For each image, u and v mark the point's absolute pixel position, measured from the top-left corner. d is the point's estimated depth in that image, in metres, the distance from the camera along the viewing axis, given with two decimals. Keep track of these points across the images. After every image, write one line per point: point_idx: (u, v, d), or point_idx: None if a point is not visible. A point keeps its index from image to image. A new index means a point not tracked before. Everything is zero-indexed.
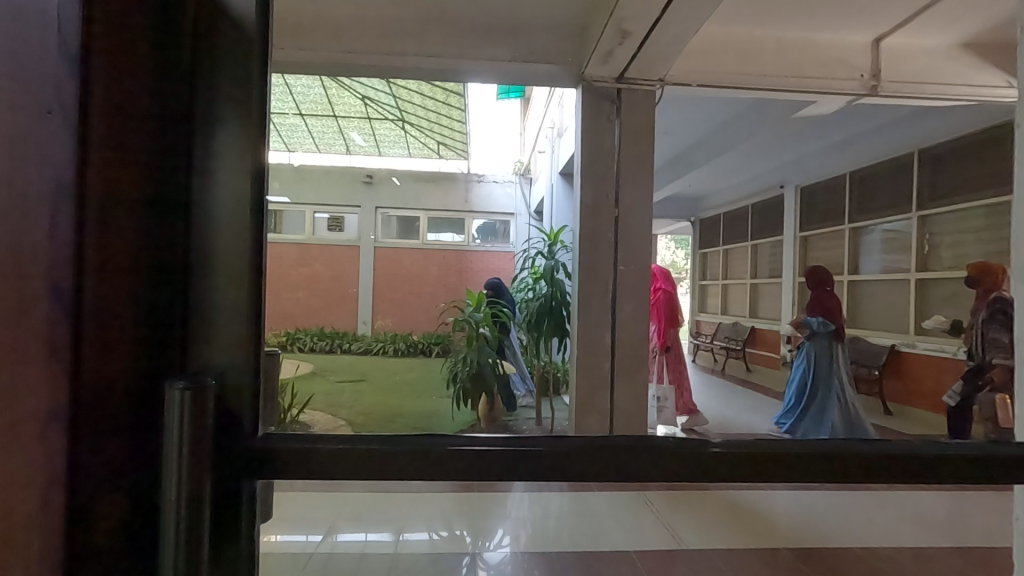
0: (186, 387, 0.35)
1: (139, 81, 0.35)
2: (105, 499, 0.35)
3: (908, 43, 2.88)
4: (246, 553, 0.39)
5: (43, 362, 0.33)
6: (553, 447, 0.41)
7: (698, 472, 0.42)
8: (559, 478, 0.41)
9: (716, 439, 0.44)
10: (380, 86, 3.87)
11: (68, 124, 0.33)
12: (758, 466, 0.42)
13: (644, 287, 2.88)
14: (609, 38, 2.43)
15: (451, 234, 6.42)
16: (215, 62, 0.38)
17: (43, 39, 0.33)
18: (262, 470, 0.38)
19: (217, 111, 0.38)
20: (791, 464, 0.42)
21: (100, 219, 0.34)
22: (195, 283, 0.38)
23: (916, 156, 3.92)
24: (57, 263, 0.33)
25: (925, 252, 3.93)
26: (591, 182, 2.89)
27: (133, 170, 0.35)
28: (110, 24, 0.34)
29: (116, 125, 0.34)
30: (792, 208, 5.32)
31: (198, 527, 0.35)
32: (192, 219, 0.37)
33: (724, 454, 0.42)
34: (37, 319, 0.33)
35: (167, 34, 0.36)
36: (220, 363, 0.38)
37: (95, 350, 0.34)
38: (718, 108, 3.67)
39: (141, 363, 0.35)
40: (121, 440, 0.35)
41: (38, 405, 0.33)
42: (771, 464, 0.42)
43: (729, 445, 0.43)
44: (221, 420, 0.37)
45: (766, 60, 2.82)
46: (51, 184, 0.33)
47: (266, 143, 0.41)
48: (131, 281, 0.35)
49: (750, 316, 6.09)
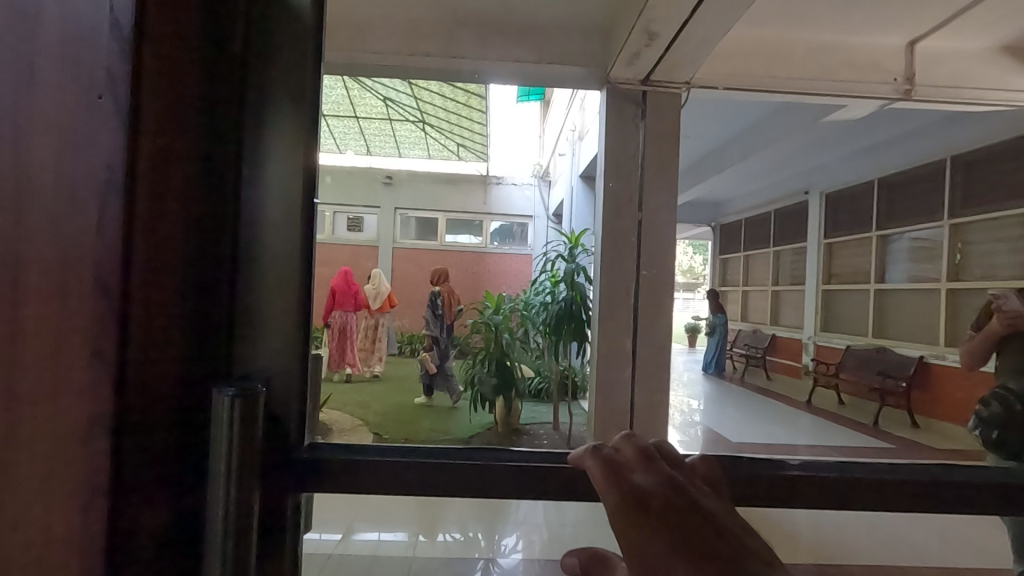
0: (236, 395, 0.35)
1: (195, 83, 0.35)
2: (145, 509, 0.34)
3: (944, 46, 2.81)
4: (288, 562, 0.40)
5: (87, 363, 0.32)
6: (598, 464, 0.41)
7: (767, 492, 0.43)
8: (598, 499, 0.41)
9: (792, 461, 0.45)
10: (402, 88, 3.90)
11: (120, 111, 0.32)
12: (834, 487, 0.43)
13: (665, 293, 2.84)
14: (636, 39, 2.40)
15: (469, 236, 6.61)
16: (270, 66, 0.38)
17: (96, 23, 0.32)
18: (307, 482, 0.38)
19: (272, 114, 0.38)
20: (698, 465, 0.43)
21: (146, 220, 0.32)
22: (244, 289, 0.38)
23: (949, 162, 3.81)
24: (107, 259, 0.32)
25: (957, 261, 3.81)
26: (614, 186, 2.86)
27: (181, 177, 0.34)
28: (165, 17, 0.33)
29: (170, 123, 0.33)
30: (818, 216, 5.22)
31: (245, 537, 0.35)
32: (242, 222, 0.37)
33: (796, 475, 0.43)
34: (81, 313, 0.32)
35: (221, 37, 0.36)
36: (268, 369, 0.38)
37: (140, 353, 0.33)
38: (745, 112, 3.62)
39: (190, 369, 0.35)
40: (170, 445, 0.34)
41: (82, 408, 0.32)
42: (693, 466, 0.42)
43: (806, 468, 0.44)
44: (268, 427, 0.37)
45: (797, 61, 2.76)
46: (101, 175, 0.32)
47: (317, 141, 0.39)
48: (176, 286, 0.34)
49: (771, 324, 6.00)
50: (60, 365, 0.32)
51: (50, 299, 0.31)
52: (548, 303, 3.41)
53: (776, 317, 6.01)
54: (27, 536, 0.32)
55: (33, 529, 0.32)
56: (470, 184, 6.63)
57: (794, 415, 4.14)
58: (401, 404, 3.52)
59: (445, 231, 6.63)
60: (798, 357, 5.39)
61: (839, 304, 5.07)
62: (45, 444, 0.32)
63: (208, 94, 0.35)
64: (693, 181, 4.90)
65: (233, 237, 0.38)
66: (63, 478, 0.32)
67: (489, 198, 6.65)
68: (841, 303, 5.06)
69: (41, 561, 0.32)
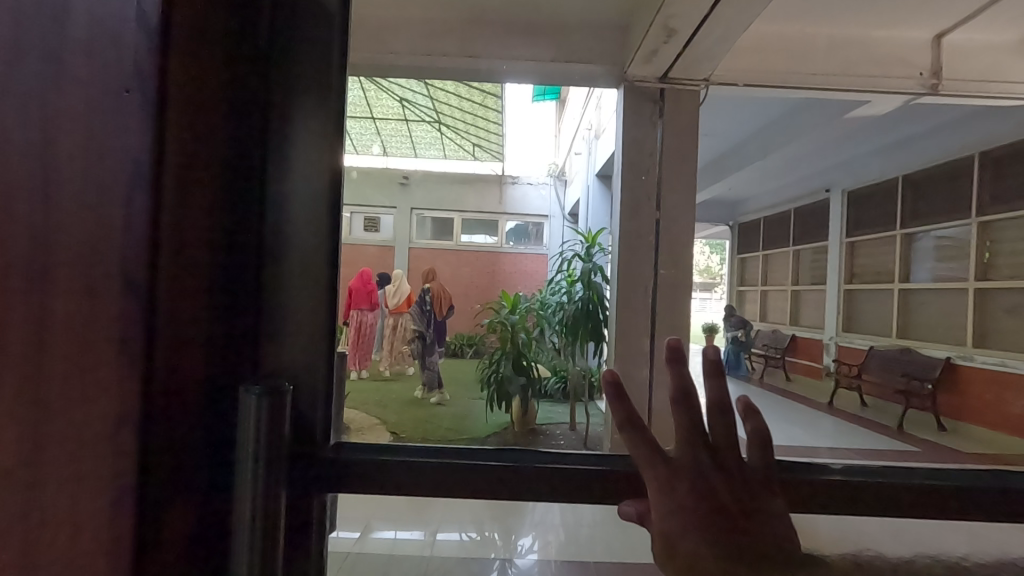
0: (263, 394, 0.35)
1: (220, 78, 0.35)
2: (175, 501, 0.34)
3: (972, 39, 2.73)
4: (315, 563, 0.41)
5: (113, 358, 0.32)
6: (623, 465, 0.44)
7: (813, 499, 0.43)
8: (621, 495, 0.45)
9: (837, 466, 0.45)
10: (418, 88, 3.92)
11: (146, 108, 0.32)
12: (886, 495, 0.43)
13: (683, 292, 2.81)
14: (654, 36, 2.37)
15: (484, 236, 6.64)
16: (293, 63, 0.38)
17: (122, 21, 0.32)
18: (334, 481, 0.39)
19: (298, 110, 0.38)
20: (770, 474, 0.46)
21: (174, 219, 0.33)
22: (268, 285, 0.38)
23: (977, 158, 3.71)
24: (135, 255, 0.33)
25: (985, 260, 3.71)
26: (631, 185, 2.84)
27: (206, 175, 0.34)
28: (189, 17, 0.33)
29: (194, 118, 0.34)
30: (840, 214, 5.13)
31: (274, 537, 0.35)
32: (268, 220, 0.37)
33: (843, 481, 0.43)
34: (110, 309, 0.32)
35: (244, 31, 0.36)
36: (294, 366, 0.39)
37: (168, 350, 0.33)
38: (765, 108, 3.57)
39: (216, 368, 0.35)
40: (196, 440, 0.35)
41: (109, 402, 0.32)
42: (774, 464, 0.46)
43: (852, 474, 0.44)
44: (295, 427, 0.38)
45: (819, 56, 2.71)
46: (128, 172, 0.32)
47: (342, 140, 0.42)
48: (202, 284, 0.35)
49: (791, 324, 5.92)
50: (87, 360, 0.32)
51: (79, 295, 0.31)
52: (565, 303, 3.39)
53: (796, 317, 5.92)
54: (57, 534, 0.31)
55: (62, 526, 0.31)
56: (485, 184, 6.64)
57: (815, 416, 4.07)
58: (419, 403, 3.54)
59: (461, 231, 6.66)
60: (818, 358, 5.31)
61: (862, 304, 4.98)
62: (74, 438, 0.32)
63: (234, 89, 0.35)
64: (711, 179, 4.85)
65: (256, 233, 0.37)
66: (91, 471, 0.32)
67: (505, 198, 6.66)
68: (863, 303, 4.96)
69: (70, 556, 0.32)
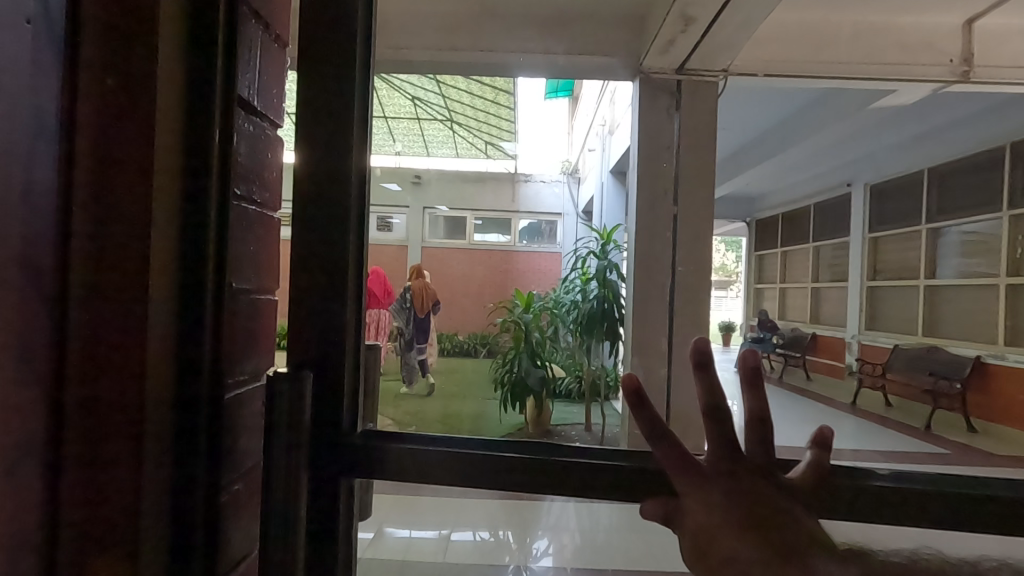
0: (289, 383, 0.47)
1: (165, 98, 0.42)
2: (102, 458, 0.41)
3: (1005, 24, 2.62)
4: (349, 527, 0.51)
5: (32, 328, 0.38)
6: (629, 468, 0.48)
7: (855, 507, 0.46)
8: (619, 495, 0.49)
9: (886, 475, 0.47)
10: (430, 86, 3.89)
11: (57, 115, 0.39)
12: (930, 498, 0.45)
13: (702, 290, 2.73)
14: (670, 26, 2.30)
15: (497, 235, 6.67)
16: (318, 126, 0.49)
17: (43, 39, 0.38)
18: (358, 462, 0.49)
19: (320, 154, 0.49)
20: (796, 476, 0.48)
21: (86, 214, 0.40)
22: (308, 295, 0.49)
23: (1009, 149, 3.57)
24: (50, 241, 0.39)
25: (1017, 256, 3.58)
26: (647, 179, 2.77)
27: (130, 177, 0.41)
28: (106, 42, 0.40)
29: (112, 155, 0.40)
30: (862, 209, 5.00)
31: (296, 496, 0.47)
32: (304, 244, 0.49)
33: (892, 487, 0.46)
34: (30, 285, 0.38)
35: (188, 62, 0.44)
36: (325, 362, 0.49)
37: (80, 323, 0.40)
38: (783, 101, 3.49)
39: (165, 346, 0.43)
40: (135, 409, 0.41)
41: (34, 365, 0.39)
42: (801, 469, 0.48)
43: (902, 481, 0.46)
44: (320, 411, 0.49)
45: (843, 44, 2.61)
46: (44, 171, 0.39)
47: (364, 172, 0.51)
48: (133, 270, 0.41)
49: (812, 322, 5.79)
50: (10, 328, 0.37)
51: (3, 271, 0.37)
52: (579, 302, 3.38)
53: (817, 315, 5.79)
54: None
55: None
56: (498, 182, 6.63)
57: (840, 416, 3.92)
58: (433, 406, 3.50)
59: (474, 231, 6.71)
60: (841, 357, 5.18)
61: (884, 301, 4.85)
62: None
63: (176, 109, 0.43)
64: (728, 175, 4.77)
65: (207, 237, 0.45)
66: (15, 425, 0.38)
67: (518, 196, 6.70)
68: (886, 300, 4.83)
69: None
